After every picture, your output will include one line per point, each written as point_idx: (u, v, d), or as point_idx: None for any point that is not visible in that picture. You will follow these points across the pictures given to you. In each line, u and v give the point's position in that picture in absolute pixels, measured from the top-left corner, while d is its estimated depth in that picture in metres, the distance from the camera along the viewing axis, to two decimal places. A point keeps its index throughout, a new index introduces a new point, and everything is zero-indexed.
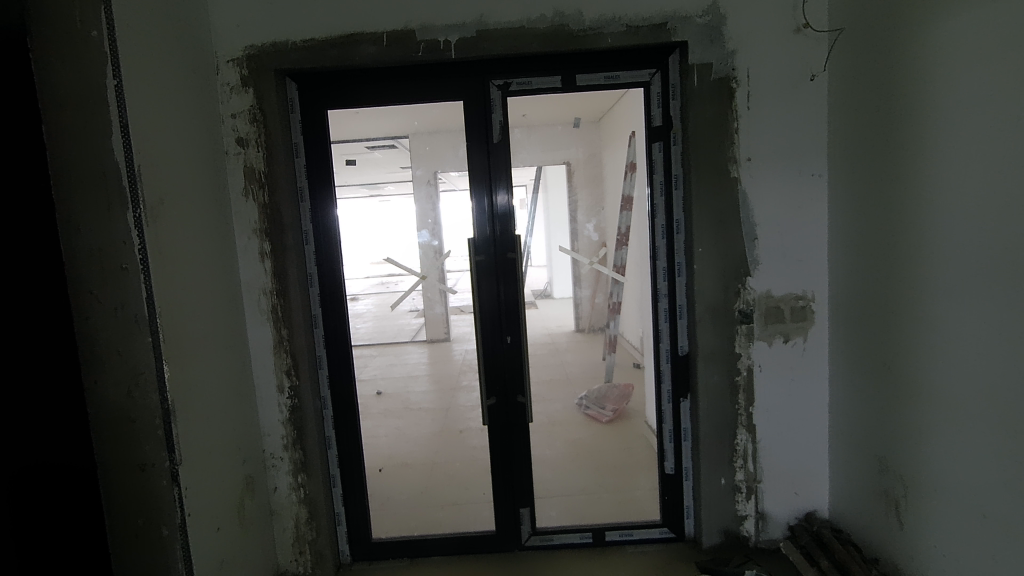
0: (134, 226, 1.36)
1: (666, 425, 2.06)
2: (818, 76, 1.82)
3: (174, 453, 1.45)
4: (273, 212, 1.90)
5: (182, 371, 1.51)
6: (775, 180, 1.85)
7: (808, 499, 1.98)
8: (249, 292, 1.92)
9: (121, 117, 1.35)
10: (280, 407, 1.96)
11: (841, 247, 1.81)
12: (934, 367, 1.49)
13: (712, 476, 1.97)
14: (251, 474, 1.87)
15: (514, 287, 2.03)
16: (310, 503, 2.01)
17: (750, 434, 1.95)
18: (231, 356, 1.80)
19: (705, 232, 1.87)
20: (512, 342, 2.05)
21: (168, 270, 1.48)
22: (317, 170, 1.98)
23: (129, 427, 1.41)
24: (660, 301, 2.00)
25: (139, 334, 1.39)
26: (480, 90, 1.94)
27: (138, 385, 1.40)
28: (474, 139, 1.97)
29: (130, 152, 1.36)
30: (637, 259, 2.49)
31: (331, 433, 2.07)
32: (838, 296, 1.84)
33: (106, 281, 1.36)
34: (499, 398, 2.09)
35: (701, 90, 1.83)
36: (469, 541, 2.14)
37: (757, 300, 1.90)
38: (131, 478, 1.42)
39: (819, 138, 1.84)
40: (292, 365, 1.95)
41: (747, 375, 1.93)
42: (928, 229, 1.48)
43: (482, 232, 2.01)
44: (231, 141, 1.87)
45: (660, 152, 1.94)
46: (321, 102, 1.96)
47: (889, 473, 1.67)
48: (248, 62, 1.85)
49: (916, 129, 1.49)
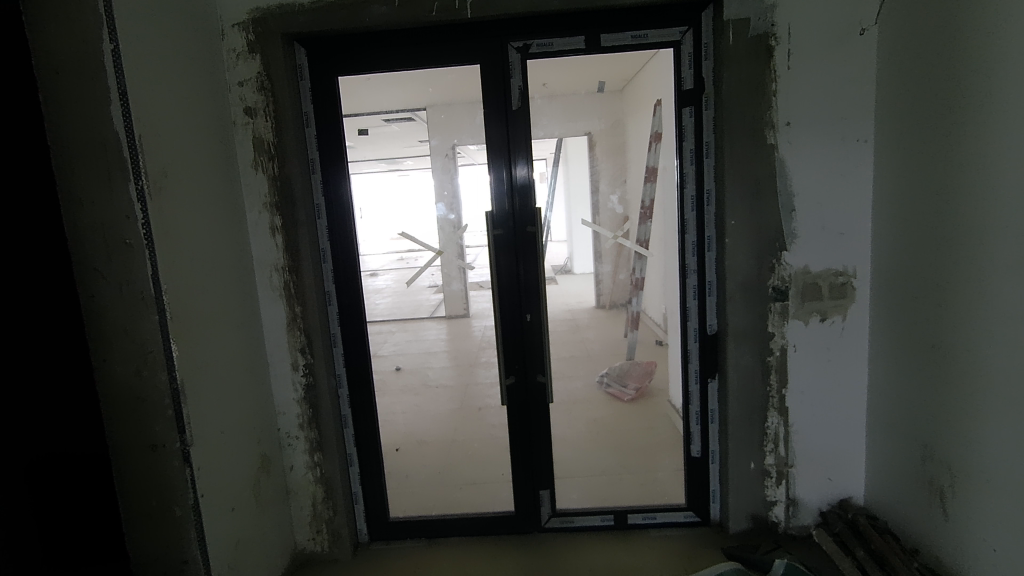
0: (137, 200, 1.31)
1: (693, 406, 1.97)
2: (869, 31, 1.66)
3: (185, 434, 1.41)
4: (284, 184, 1.82)
5: (192, 348, 1.46)
6: (816, 146, 1.72)
7: (843, 484, 1.88)
8: (260, 268, 1.86)
9: (119, 83, 1.28)
10: (295, 385, 1.92)
11: (887, 217, 1.67)
12: (988, 350, 1.37)
13: (741, 460, 1.88)
14: (266, 452, 1.83)
15: (535, 263, 1.94)
16: (326, 482, 1.97)
17: (781, 416, 1.85)
18: (244, 334, 1.75)
19: (738, 203, 1.75)
20: (532, 319, 1.97)
21: (174, 245, 1.42)
22: (328, 142, 1.90)
23: (139, 406, 1.37)
24: (689, 278, 1.90)
25: (146, 312, 1.34)
26: (498, 52, 1.83)
27: (147, 365, 1.36)
28: (492, 108, 1.86)
29: (131, 122, 1.30)
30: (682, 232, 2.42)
31: (347, 412, 2.02)
32: (882, 272, 1.71)
33: (110, 256, 1.31)
34: (519, 377, 2.01)
35: (736, 49, 1.69)
36: (487, 523, 2.08)
37: (793, 277, 1.78)
38: (142, 458, 1.39)
39: (866, 100, 1.69)
40: (305, 342, 1.90)
41: (780, 355, 1.82)
42: (987, 201, 1.34)
43: (501, 207, 1.92)
44: (239, 110, 1.80)
45: (690, 118, 1.81)
46: (332, 69, 1.87)
47: (935, 461, 1.56)
48: (254, 26, 1.76)
49: (978, 89, 1.34)
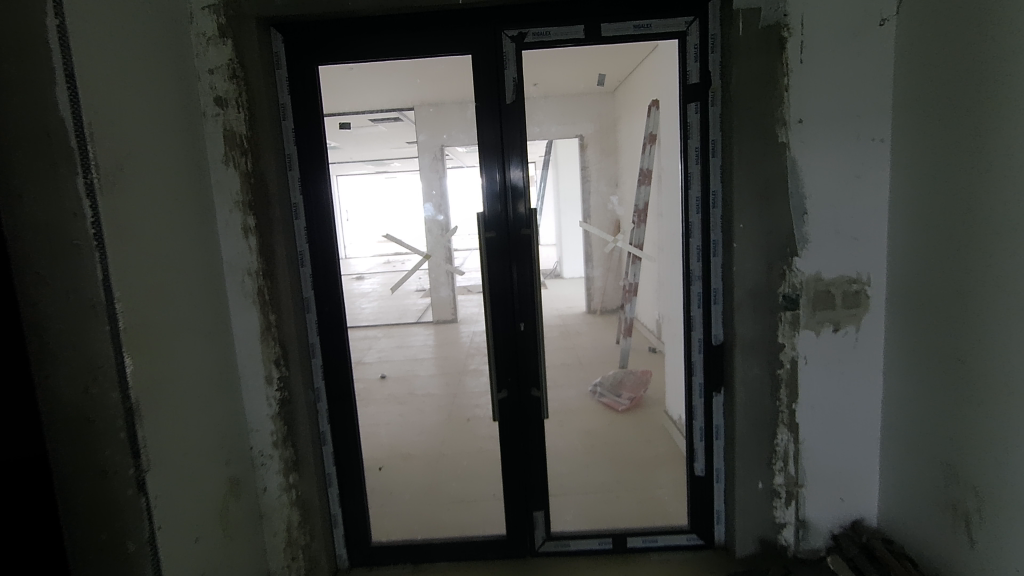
0: (85, 196, 1.16)
1: (696, 422, 1.86)
2: (889, 22, 1.56)
3: (139, 457, 1.27)
4: (258, 182, 1.68)
5: (149, 361, 1.32)
6: (830, 146, 1.61)
7: (855, 504, 1.77)
8: (231, 273, 1.71)
9: (66, 64, 1.13)
10: (269, 400, 1.77)
11: (906, 221, 1.57)
12: (1015, 365, 1.27)
13: (748, 479, 1.77)
14: (236, 474, 1.67)
15: (529, 268, 1.81)
16: (303, 505, 1.82)
17: (791, 433, 1.74)
18: (211, 345, 1.60)
19: (748, 206, 1.64)
20: (526, 329, 1.84)
21: (129, 246, 1.28)
22: (307, 137, 1.77)
23: (86, 430, 1.20)
24: (693, 284, 1.79)
25: (96, 322, 1.19)
26: (491, 42, 1.70)
27: (96, 381, 1.20)
28: (485, 102, 1.74)
29: (78, 108, 1.15)
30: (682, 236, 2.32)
31: (326, 428, 1.89)
32: (899, 280, 1.61)
33: (53, 259, 1.14)
34: (512, 391, 1.88)
35: (746, 41, 1.58)
36: (477, 547, 1.95)
37: (805, 284, 1.66)
38: (91, 489, 1.22)
39: (883, 97, 1.59)
40: (281, 353, 1.75)
41: (791, 368, 1.71)
42: (1014, 203, 1.24)
43: (492, 208, 1.79)
44: (209, 101, 1.64)
45: (696, 114, 1.71)
46: (312, 57, 1.73)
47: (959, 483, 1.45)
48: (226, 9, 1.62)
49: (1005, 83, 1.25)
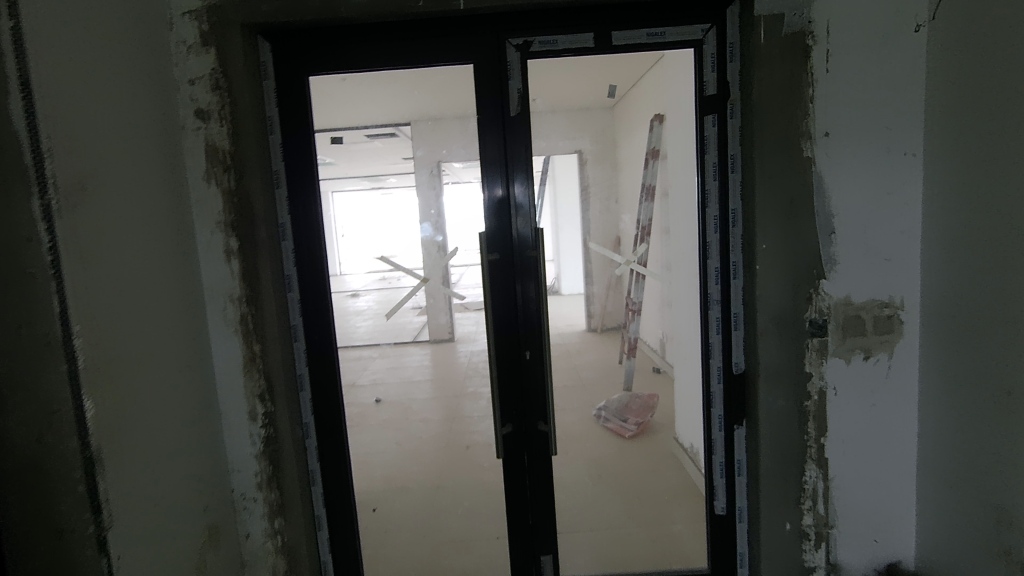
0: (41, 219, 1.03)
1: (716, 457, 1.75)
2: (922, 28, 1.46)
3: (102, 514, 1.12)
4: (242, 200, 1.55)
5: (115, 402, 1.18)
6: (859, 161, 1.49)
7: (891, 547, 1.63)
8: (212, 299, 1.57)
9: (20, 70, 1.00)
10: (252, 438, 1.62)
11: (942, 241, 1.45)
12: None
13: (774, 519, 1.64)
14: (215, 521, 1.52)
15: (536, 292, 1.67)
16: (289, 552, 1.67)
17: (820, 470, 1.60)
18: (188, 379, 1.46)
19: (770, 225, 1.54)
20: (532, 357, 1.71)
21: (94, 274, 1.14)
22: (296, 154, 1.65)
23: (40, 481, 1.07)
24: (712, 309, 1.69)
25: (52, 361, 1.05)
26: (494, 51, 1.60)
27: (52, 428, 1.06)
28: (487, 116, 1.62)
29: (34, 119, 1.02)
30: (693, 255, 2.20)
31: (316, 466, 1.76)
32: (935, 304, 1.49)
33: (5, 290, 1.02)
34: (516, 425, 1.74)
35: (769, 48, 1.48)
36: None
37: (833, 309, 1.54)
38: (45, 547, 1.08)
39: (914, 108, 1.48)
40: (266, 387, 1.61)
41: (819, 400, 1.58)
42: None
43: (495, 227, 1.67)
44: (189, 113, 1.51)
45: (713, 127, 1.61)
46: (302, 67, 1.62)
47: (1012, 529, 1.31)
48: (209, 15, 1.49)
49: None
